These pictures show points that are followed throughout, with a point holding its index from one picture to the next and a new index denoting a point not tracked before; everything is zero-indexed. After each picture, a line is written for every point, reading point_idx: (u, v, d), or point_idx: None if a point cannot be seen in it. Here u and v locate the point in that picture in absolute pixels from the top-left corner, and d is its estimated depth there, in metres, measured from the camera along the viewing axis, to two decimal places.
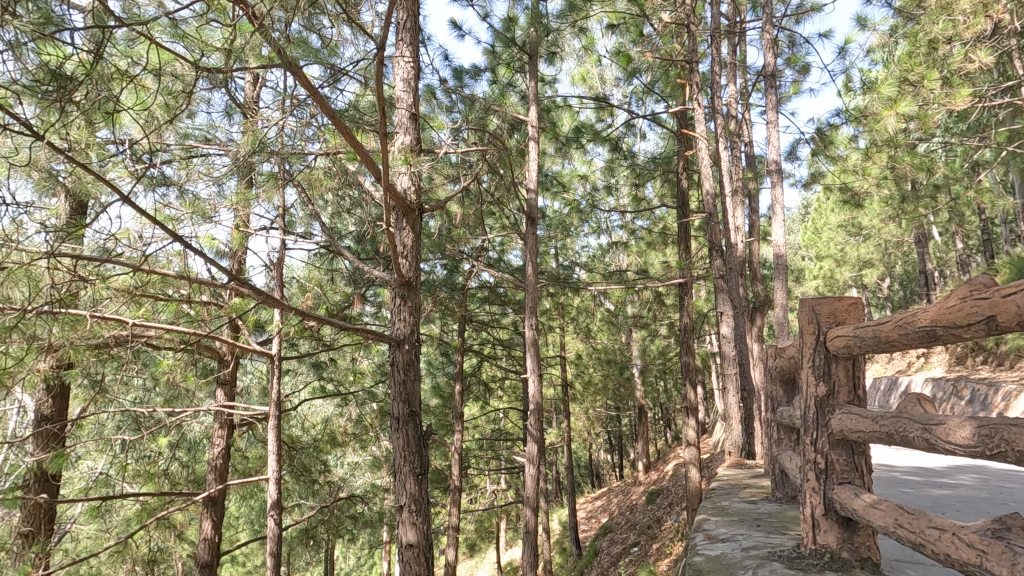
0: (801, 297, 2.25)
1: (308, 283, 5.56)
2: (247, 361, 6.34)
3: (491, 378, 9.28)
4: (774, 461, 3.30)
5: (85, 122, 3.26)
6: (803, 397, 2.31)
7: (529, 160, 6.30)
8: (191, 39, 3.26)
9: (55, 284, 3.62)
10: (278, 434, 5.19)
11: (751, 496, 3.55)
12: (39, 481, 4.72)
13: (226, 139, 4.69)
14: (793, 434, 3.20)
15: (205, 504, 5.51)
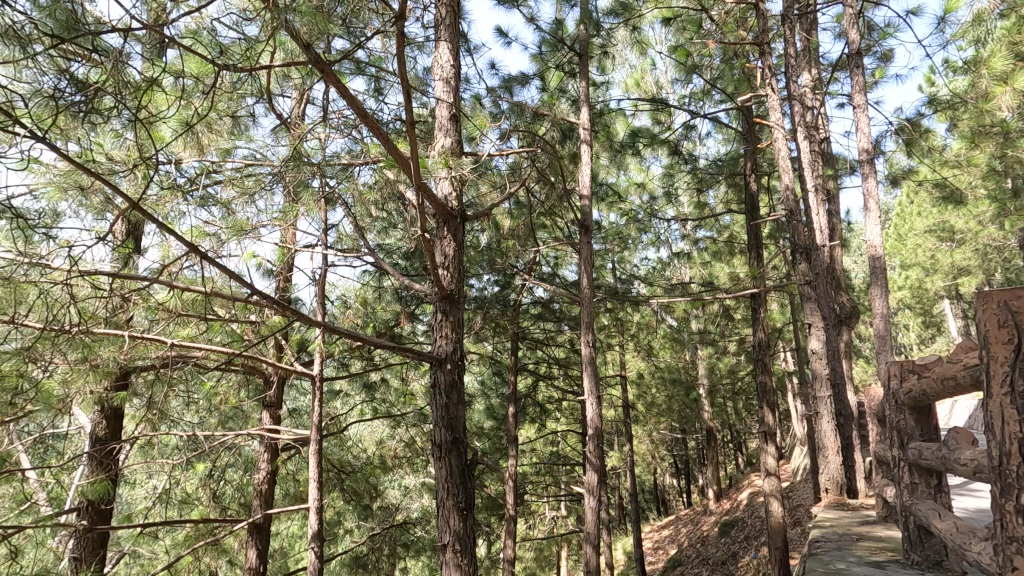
0: (984, 291, 1.69)
1: (353, 302, 5.36)
2: (296, 382, 6.15)
3: (546, 399, 8.83)
4: (909, 514, 2.79)
5: (116, 135, 3.12)
6: (990, 434, 1.73)
7: (582, 165, 5.89)
8: (222, 44, 3.06)
9: (97, 307, 3.43)
10: (320, 459, 4.97)
11: (875, 559, 3.01)
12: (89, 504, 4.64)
13: (271, 154, 4.51)
14: (936, 482, 2.73)
15: (251, 531, 5.32)
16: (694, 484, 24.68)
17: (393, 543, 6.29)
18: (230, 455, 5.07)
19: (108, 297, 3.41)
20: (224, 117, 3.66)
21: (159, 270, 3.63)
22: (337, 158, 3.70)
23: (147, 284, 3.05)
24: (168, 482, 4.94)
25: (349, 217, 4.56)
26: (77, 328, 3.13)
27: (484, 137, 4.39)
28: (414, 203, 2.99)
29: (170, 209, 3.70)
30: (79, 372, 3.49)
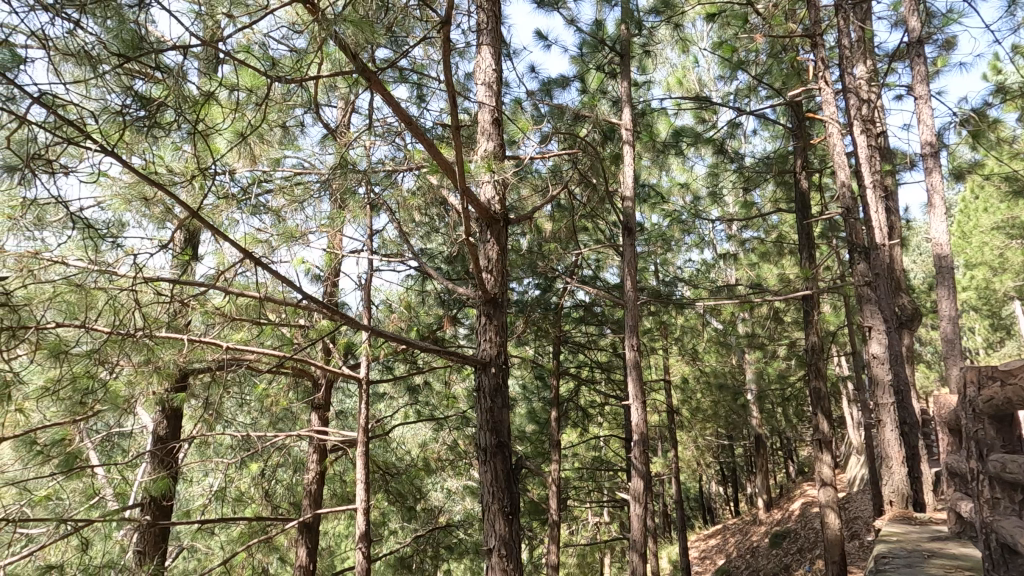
0: None
1: (397, 306, 5.44)
2: (343, 384, 6.29)
3: (589, 403, 8.73)
4: (991, 533, 2.60)
5: (177, 148, 3.27)
6: None
7: (625, 165, 5.80)
8: (274, 58, 3.16)
9: (158, 312, 3.59)
10: (367, 460, 5.06)
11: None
12: (152, 500, 4.86)
13: (319, 163, 4.64)
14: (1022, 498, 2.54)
15: (301, 530, 5.46)
16: (742, 492, 23.92)
17: (438, 545, 6.34)
18: (281, 455, 5.21)
19: (168, 302, 3.56)
20: (274, 128, 3.77)
21: (215, 275, 3.76)
22: (383, 164, 3.75)
23: (206, 290, 3.16)
24: (224, 480, 5.12)
25: (393, 222, 4.63)
26: (142, 332, 3.29)
27: (526, 140, 4.38)
28: (458, 207, 3.01)
29: (225, 217, 3.85)
30: (143, 374, 3.66)
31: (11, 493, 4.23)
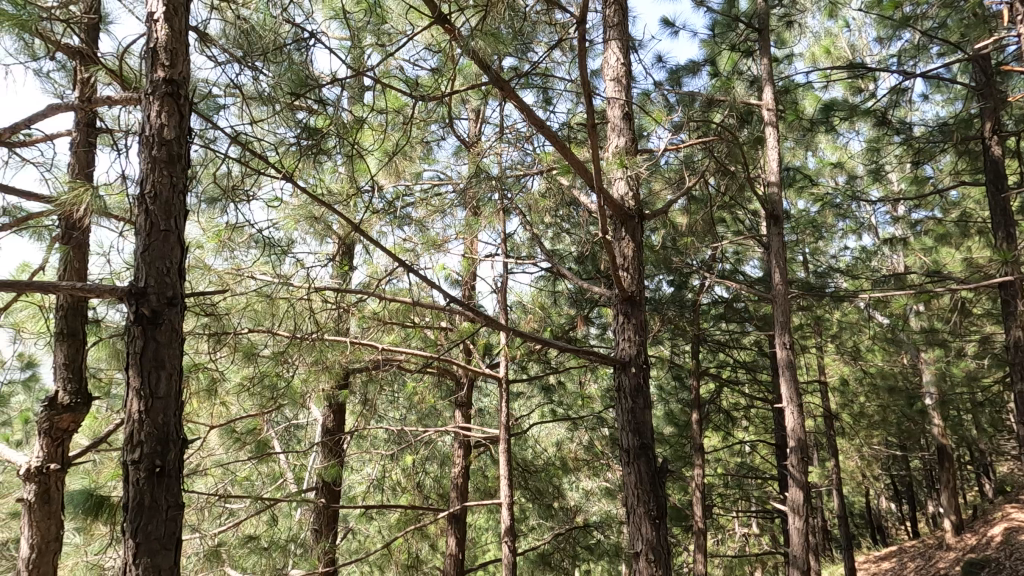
0: None
1: (531, 307, 5.52)
2: (482, 383, 6.54)
3: (732, 406, 8.16)
4: None
5: (336, 171, 3.64)
6: None
7: (768, 149, 5.34)
8: (414, 80, 3.39)
9: (326, 318, 4.02)
10: (509, 457, 5.24)
11: None
12: (323, 485, 5.43)
13: (454, 174, 4.88)
14: None
15: (450, 521, 5.79)
16: (922, 510, 20.80)
17: (578, 544, 6.33)
18: (430, 449, 5.56)
19: (334, 308, 3.97)
20: (415, 145, 4.03)
21: (369, 283, 4.10)
22: (517, 170, 3.83)
23: (366, 297, 3.46)
24: (381, 471, 5.59)
25: (525, 225, 4.72)
26: (314, 335, 3.71)
27: (657, 132, 4.22)
28: (593, 206, 2.99)
29: (376, 230, 4.20)
30: (315, 372, 4.13)
31: (218, 473, 5.00)
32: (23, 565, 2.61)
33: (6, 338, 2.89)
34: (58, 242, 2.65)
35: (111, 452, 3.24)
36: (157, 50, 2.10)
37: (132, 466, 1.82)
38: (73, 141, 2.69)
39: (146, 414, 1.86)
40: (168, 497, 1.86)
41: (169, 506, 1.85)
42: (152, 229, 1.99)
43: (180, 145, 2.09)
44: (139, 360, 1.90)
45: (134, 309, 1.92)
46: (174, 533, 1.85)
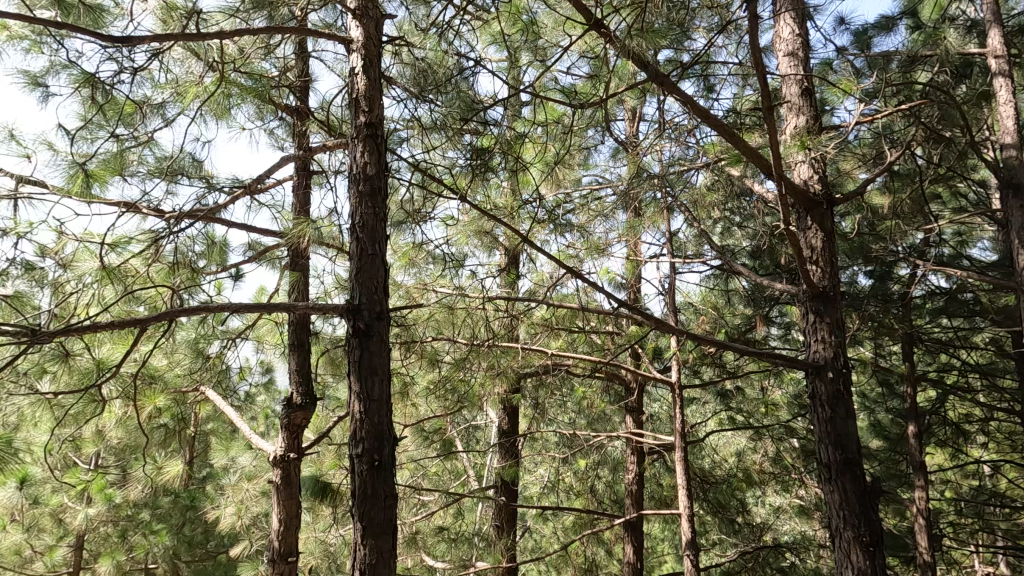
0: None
1: (702, 308, 5.19)
2: (652, 389, 6.31)
3: (963, 418, 6.78)
4: None
5: (501, 186, 3.83)
6: None
7: (998, 105, 4.38)
8: (570, 90, 3.43)
9: (499, 326, 4.21)
10: (686, 466, 4.97)
11: None
12: (501, 484, 5.60)
13: (613, 176, 4.81)
14: None
15: (627, 528, 5.67)
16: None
17: (770, 566, 5.74)
18: (602, 454, 5.51)
19: (504, 316, 4.15)
20: (574, 152, 4.07)
21: (537, 290, 4.20)
22: (682, 165, 3.64)
23: (535, 304, 3.55)
24: (555, 473, 5.67)
25: (692, 222, 4.46)
26: (490, 342, 3.91)
27: (844, 104, 3.71)
28: (772, 195, 2.73)
29: (540, 238, 4.31)
30: (491, 377, 4.34)
31: (411, 467, 5.52)
32: (273, 536, 3.16)
33: (253, 348, 3.53)
34: (288, 269, 3.18)
35: (330, 445, 3.77)
36: (358, 99, 2.40)
37: (356, 458, 2.11)
38: (294, 184, 3.22)
39: (364, 414, 2.14)
40: (386, 487, 2.11)
41: (386, 492, 2.10)
42: (362, 253, 2.29)
43: (381, 179, 2.36)
44: (358, 366, 2.19)
45: (353, 324, 2.22)
46: (390, 518, 2.10)
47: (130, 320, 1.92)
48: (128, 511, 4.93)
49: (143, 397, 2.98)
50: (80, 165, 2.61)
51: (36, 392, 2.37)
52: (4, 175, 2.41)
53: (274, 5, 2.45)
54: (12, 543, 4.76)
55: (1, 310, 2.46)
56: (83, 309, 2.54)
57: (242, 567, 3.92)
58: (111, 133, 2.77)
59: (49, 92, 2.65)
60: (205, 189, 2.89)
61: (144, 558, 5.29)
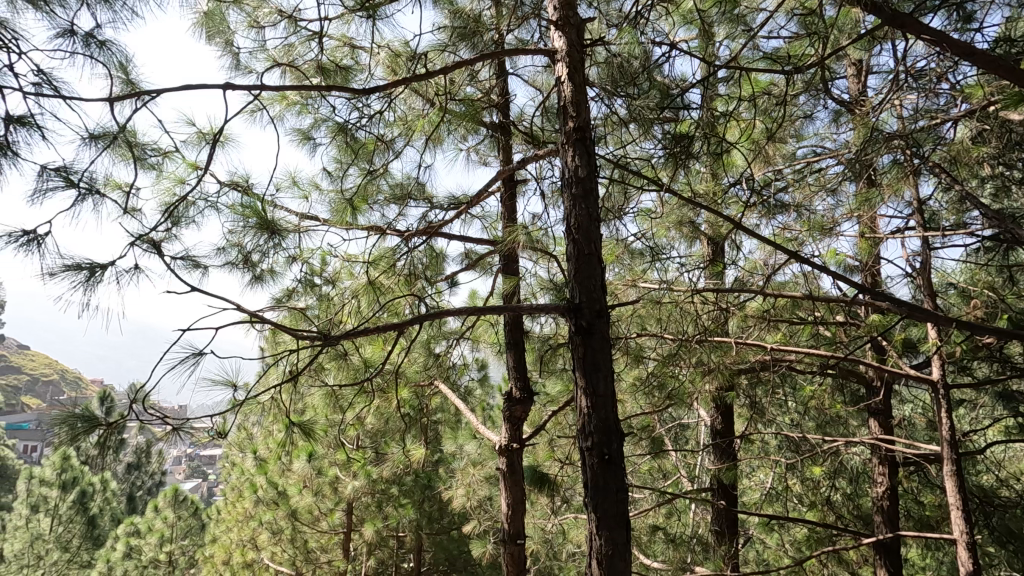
0: None
1: (972, 289, 4.17)
2: (902, 388, 5.29)
3: None
4: None
5: (701, 172, 3.58)
6: None
7: None
8: (778, 55, 3.06)
9: (708, 320, 3.91)
10: (961, 483, 4.05)
11: None
12: (718, 487, 5.00)
13: (836, 143, 4.15)
14: None
15: (877, 549, 4.86)
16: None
17: None
18: (843, 463, 4.72)
19: (714, 308, 3.83)
20: (786, 125, 3.62)
21: (749, 280, 3.80)
22: (935, 117, 2.97)
23: (754, 293, 3.15)
24: (782, 480, 5.00)
25: (951, 185, 3.63)
26: (699, 336, 3.62)
27: None
28: None
29: (750, 223, 3.91)
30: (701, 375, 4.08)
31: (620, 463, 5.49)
32: (505, 519, 3.17)
33: (472, 346, 3.84)
34: (501, 274, 3.37)
35: (543, 438, 3.95)
36: (566, 105, 1.86)
37: (586, 453, 1.59)
38: (502, 196, 3.41)
39: (593, 413, 1.60)
40: (626, 514, 1.56)
41: (624, 494, 1.56)
42: (577, 255, 1.74)
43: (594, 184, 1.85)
44: (581, 364, 1.66)
45: (576, 326, 1.69)
46: (629, 518, 1.55)
47: (389, 325, 2.17)
48: (382, 487, 5.76)
49: (393, 390, 3.45)
50: (340, 199, 3.16)
51: (321, 384, 2.91)
52: (291, 213, 3.04)
53: (479, 33, 2.65)
54: (306, 504, 5.97)
55: (294, 320, 3.08)
56: (347, 317, 3.05)
57: (474, 545, 4.28)
58: (358, 170, 3.29)
59: (314, 142, 3.26)
60: (429, 208, 3.25)
61: (395, 528, 6.14)
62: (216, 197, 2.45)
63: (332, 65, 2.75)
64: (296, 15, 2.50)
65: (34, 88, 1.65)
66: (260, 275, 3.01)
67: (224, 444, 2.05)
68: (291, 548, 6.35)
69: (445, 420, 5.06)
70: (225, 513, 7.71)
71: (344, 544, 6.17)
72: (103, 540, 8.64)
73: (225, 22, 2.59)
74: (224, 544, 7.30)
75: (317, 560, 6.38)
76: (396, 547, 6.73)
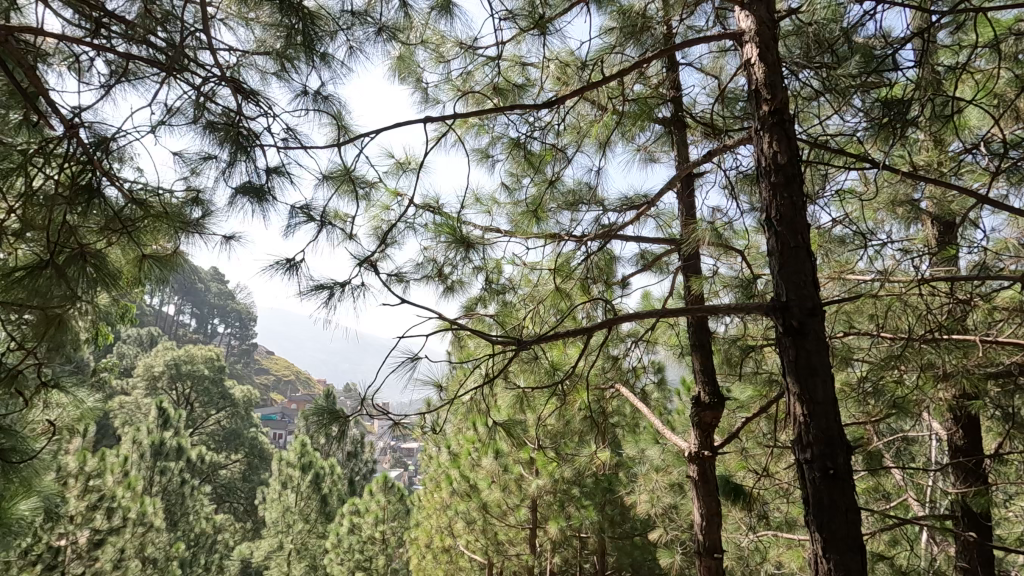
0: None
1: None
2: None
3: None
4: None
5: (921, 140, 3.02)
6: None
7: None
8: None
9: (940, 314, 3.24)
10: None
11: None
12: (964, 517, 4.01)
13: None
14: None
15: None
16: None
17: None
18: None
19: (948, 300, 3.18)
20: None
21: (998, 263, 3.07)
22: None
23: (1014, 280, 2.51)
24: None
25: None
26: (932, 334, 3.00)
27: None
28: None
29: (995, 195, 3.17)
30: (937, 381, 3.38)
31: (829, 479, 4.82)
32: (697, 528, 2.99)
33: (649, 348, 3.71)
34: (681, 273, 3.22)
35: (734, 447, 3.64)
36: (758, 88, 1.70)
37: (806, 467, 1.44)
38: (679, 191, 3.19)
39: (813, 422, 1.44)
40: (861, 537, 1.37)
41: (856, 512, 1.38)
42: (782, 249, 1.59)
43: (797, 169, 1.66)
44: (794, 369, 1.51)
45: (787, 328, 1.54)
46: (864, 542, 1.36)
47: (579, 329, 2.20)
48: (563, 487, 5.83)
49: (573, 392, 3.49)
50: (519, 210, 3.31)
51: (506, 385, 3.06)
52: (476, 227, 3.27)
53: (647, 28, 2.55)
54: (494, 498, 6.32)
55: (481, 325, 3.29)
56: (528, 322, 3.16)
57: (660, 553, 4.12)
58: (533, 181, 3.42)
59: (493, 159, 3.48)
60: (603, 210, 3.24)
61: (578, 528, 6.19)
62: (413, 219, 2.74)
63: (507, 85, 2.92)
64: (473, 45, 2.70)
65: (285, 143, 2.03)
66: (451, 286, 3.29)
67: (427, 438, 2.26)
68: (483, 537, 6.78)
69: (624, 423, 4.96)
70: (424, 500, 8.53)
71: (530, 539, 6.40)
72: (332, 515, 10.16)
73: (415, 62, 2.90)
74: (426, 529, 8.08)
75: (506, 552, 6.72)
76: (579, 548, 6.75)
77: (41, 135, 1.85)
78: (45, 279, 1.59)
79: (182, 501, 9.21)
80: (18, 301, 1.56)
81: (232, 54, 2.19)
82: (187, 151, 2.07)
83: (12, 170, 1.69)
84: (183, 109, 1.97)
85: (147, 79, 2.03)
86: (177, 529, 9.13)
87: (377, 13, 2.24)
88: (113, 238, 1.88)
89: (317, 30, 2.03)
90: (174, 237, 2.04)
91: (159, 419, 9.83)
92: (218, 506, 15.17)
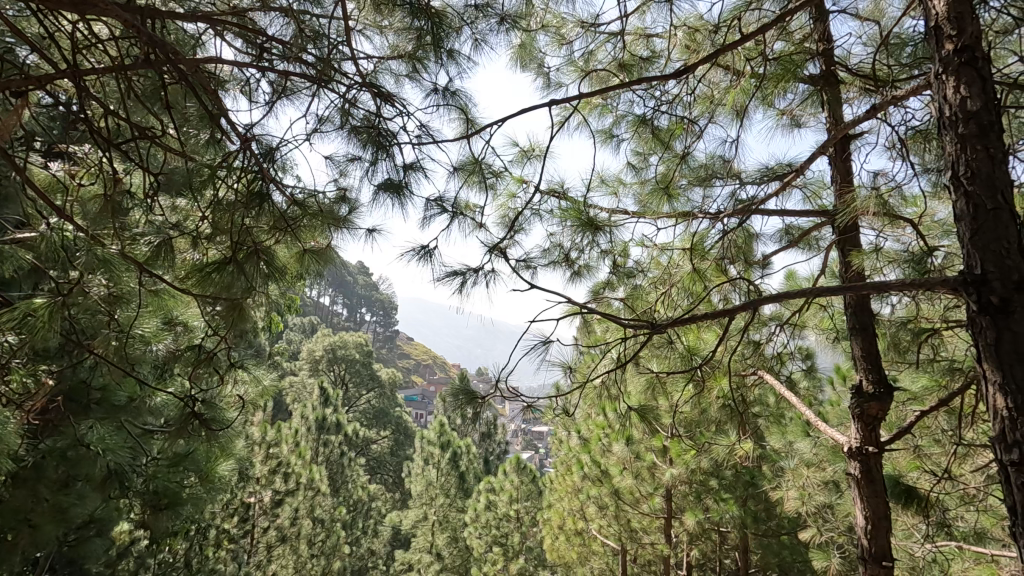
0: None
1: None
2: None
3: None
4: None
5: None
6: None
7: None
8: None
9: None
10: None
11: None
12: None
13: None
14: None
15: None
16: None
17: None
18: None
19: None
20: None
21: None
22: None
23: None
24: None
25: None
26: None
27: None
28: None
29: None
30: None
31: None
32: (860, 533, 2.61)
33: (796, 333, 3.36)
34: (834, 248, 2.87)
35: (905, 445, 3.18)
36: (939, 25, 1.44)
37: (1013, 470, 1.21)
38: (831, 157, 2.84)
39: (1022, 417, 1.20)
40: None
41: None
42: (975, 212, 1.34)
43: (996, 114, 1.37)
44: (994, 354, 1.27)
45: (982, 306, 1.31)
46: None
47: (719, 311, 2.05)
48: (700, 478, 5.48)
49: (709, 379, 3.28)
50: (648, 190, 3.18)
51: (637, 370, 2.96)
52: (602, 209, 3.19)
53: None
54: (626, 485, 6.21)
55: (610, 310, 3.23)
56: (660, 306, 3.02)
57: (814, 555, 3.74)
58: (661, 158, 3.27)
59: (618, 138, 3.38)
60: (740, 183, 2.98)
61: (717, 522, 5.82)
62: (538, 205, 2.76)
63: (632, 60, 2.79)
64: (595, 23, 2.63)
65: (420, 139, 2.14)
66: (579, 271, 3.27)
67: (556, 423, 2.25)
68: (616, 523, 6.69)
69: (767, 414, 4.55)
70: (555, 483, 8.63)
71: (664, 529, 6.17)
72: (470, 491, 10.69)
73: (536, 48, 2.89)
74: (558, 511, 8.18)
75: (640, 540, 6.57)
76: (719, 544, 6.35)
77: (222, 150, 2.14)
78: (229, 272, 1.82)
79: (342, 470, 10.32)
80: (208, 292, 1.82)
81: (370, 62, 2.35)
82: (335, 155, 2.28)
83: (202, 183, 1.97)
84: (331, 116, 2.16)
85: (302, 93, 2.26)
86: (339, 494, 10.29)
87: (499, 3, 2.27)
88: (280, 237, 2.12)
89: (444, 29, 2.10)
90: (328, 235, 2.25)
91: (321, 397, 11.08)
92: (371, 477, 16.75)
